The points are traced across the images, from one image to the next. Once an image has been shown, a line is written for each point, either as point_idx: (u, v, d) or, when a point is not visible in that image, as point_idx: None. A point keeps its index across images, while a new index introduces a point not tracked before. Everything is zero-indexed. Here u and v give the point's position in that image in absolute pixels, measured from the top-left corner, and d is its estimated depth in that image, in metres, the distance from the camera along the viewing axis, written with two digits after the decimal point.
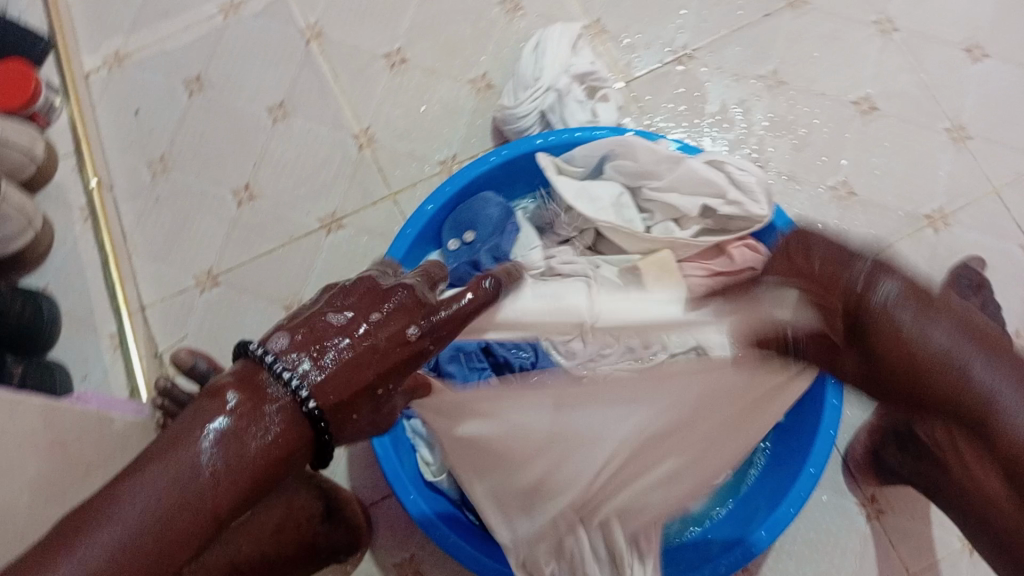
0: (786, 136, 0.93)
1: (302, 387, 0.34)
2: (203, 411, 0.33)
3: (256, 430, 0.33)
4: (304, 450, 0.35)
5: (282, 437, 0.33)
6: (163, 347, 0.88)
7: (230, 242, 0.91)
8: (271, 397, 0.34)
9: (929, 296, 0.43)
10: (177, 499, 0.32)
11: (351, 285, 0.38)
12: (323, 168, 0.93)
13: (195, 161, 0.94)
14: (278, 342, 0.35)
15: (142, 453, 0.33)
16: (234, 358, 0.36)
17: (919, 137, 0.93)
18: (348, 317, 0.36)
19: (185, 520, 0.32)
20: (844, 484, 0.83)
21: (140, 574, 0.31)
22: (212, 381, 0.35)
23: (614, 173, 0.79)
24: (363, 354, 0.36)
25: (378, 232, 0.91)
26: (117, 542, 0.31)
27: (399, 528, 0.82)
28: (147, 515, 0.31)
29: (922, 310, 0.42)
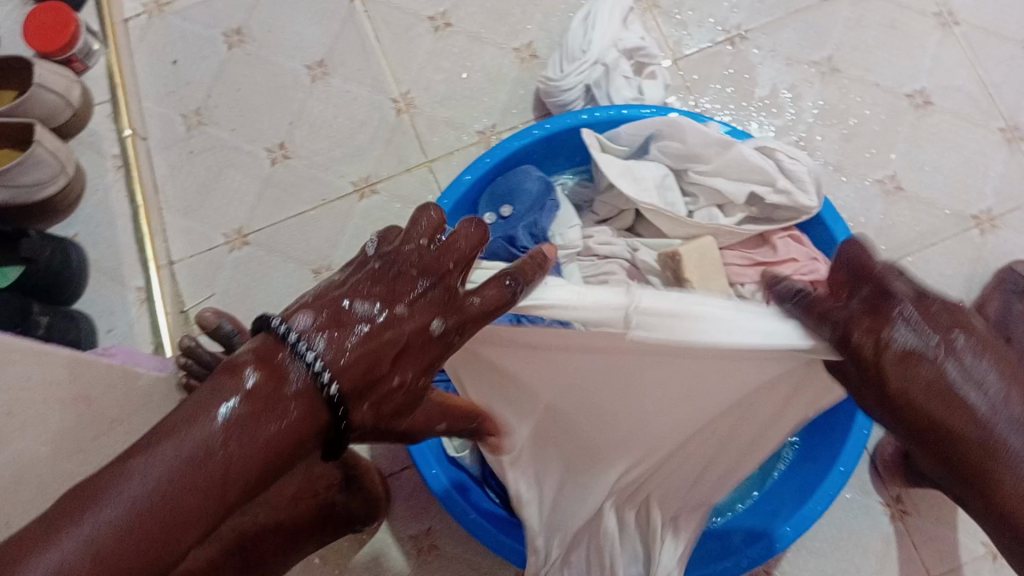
0: (836, 125, 0.90)
1: (324, 370, 0.34)
2: (222, 391, 0.33)
3: (275, 417, 0.33)
4: (320, 437, 0.35)
5: (297, 423, 0.33)
6: (190, 305, 0.87)
7: (262, 201, 0.90)
8: (291, 379, 0.33)
9: (961, 338, 0.38)
10: (186, 478, 0.31)
11: (380, 262, 0.37)
12: (359, 131, 0.92)
13: (231, 115, 0.93)
14: (302, 323, 0.34)
15: (154, 427, 0.33)
16: (254, 332, 0.36)
17: (974, 135, 0.90)
18: (373, 306, 0.36)
19: (195, 499, 0.31)
20: (870, 483, 0.81)
21: (138, 554, 0.30)
22: (231, 357, 0.35)
23: (660, 154, 0.77)
24: (377, 342, 0.36)
25: (411, 199, 0.89)
26: (121, 518, 0.30)
27: (416, 501, 0.81)
28: (154, 492, 0.31)
29: (957, 357, 0.37)
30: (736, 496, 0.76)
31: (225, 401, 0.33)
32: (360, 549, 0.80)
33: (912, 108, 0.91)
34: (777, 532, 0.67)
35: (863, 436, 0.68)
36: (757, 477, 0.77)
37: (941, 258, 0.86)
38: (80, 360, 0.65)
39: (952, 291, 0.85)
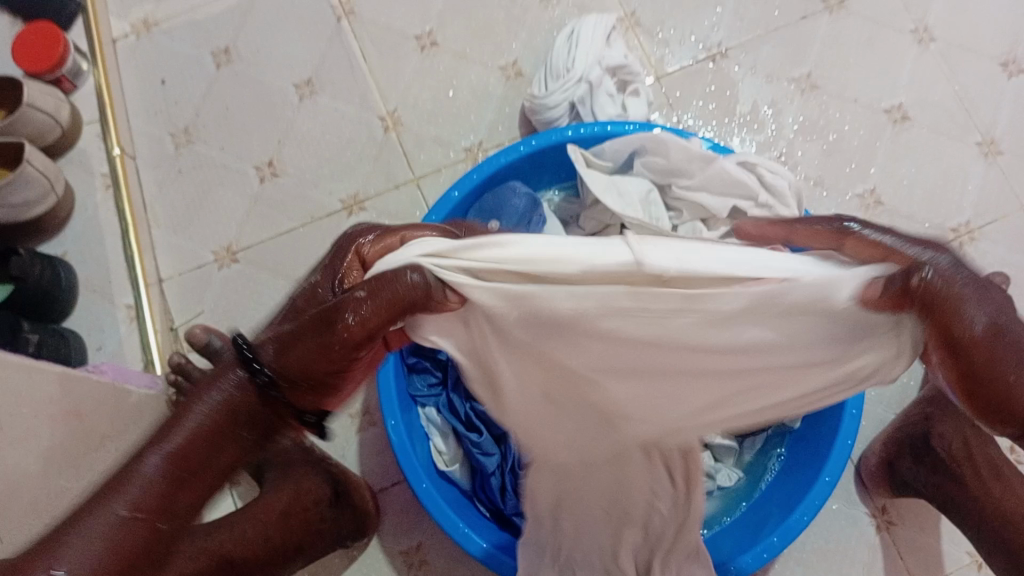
0: (816, 141, 0.92)
1: (261, 366, 0.34)
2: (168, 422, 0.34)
3: (205, 402, 0.34)
4: (272, 413, 0.35)
5: (229, 422, 0.34)
6: (179, 322, 0.87)
7: (251, 219, 0.91)
8: (221, 388, 0.34)
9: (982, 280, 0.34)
10: (137, 509, 0.33)
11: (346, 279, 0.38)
12: (346, 148, 0.93)
13: (219, 134, 0.94)
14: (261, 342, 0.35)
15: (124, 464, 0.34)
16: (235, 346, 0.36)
17: (950, 149, 0.91)
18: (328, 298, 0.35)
19: (142, 524, 0.33)
20: (855, 493, 0.82)
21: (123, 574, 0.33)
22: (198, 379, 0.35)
23: (643, 169, 0.79)
24: (337, 342, 0.33)
25: (400, 217, 0.90)
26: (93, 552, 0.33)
27: (406, 516, 0.82)
28: (110, 532, 0.33)
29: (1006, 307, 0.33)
30: (723, 507, 0.78)
31: (160, 437, 0.33)
32: (351, 565, 0.81)
33: (891, 123, 0.92)
34: (764, 543, 0.68)
35: (846, 447, 0.69)
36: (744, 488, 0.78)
37: None
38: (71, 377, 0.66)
39: None
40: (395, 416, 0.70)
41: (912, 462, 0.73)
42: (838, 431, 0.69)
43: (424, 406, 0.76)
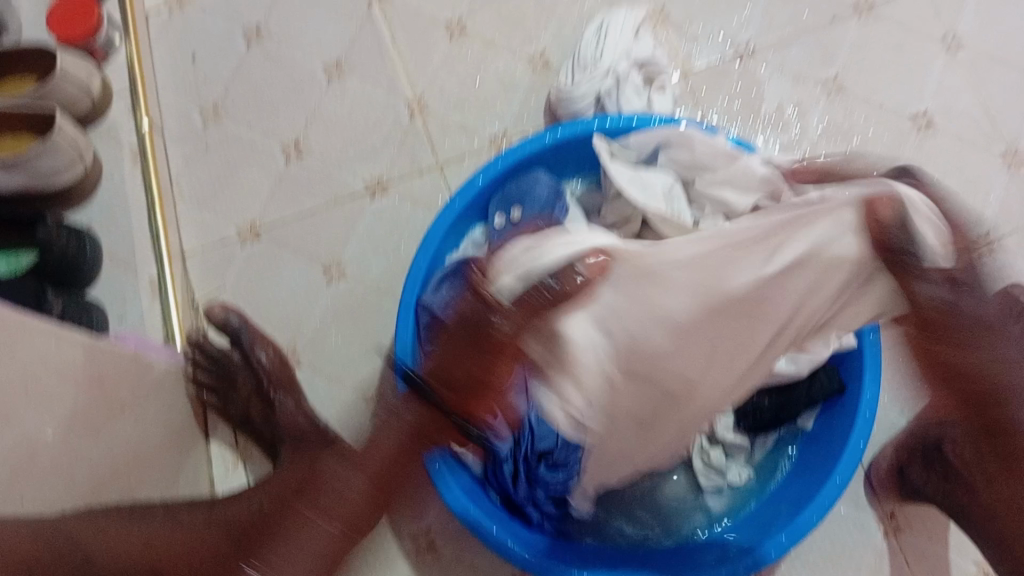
0: (840, 144, 0.92)
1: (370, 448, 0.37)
2: None
3: None
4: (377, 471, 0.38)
5: None
6: (201, 297, 0.89)
7: (275, 196, 0.91)
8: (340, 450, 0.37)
9: None
10: None
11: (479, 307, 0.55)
12: (372, 132, 0.93)
13: (247, 111, 0.95)
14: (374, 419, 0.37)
15: None
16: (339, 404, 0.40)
17: (974, 158, 0.91)
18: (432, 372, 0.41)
19: None
20: (865, 498, 0.82)
21: None
22: None
23: (668, 164, 0.80)
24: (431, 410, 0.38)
25: (423, 201, 0.91)
26: None
27: (416, 500, 0.82)
28: None
29: None
30: (732, 504, 0.78)
31: None
32: (362, 545, 0.82)
33: (914, 131, 0.92)
34: (773, 539, 0.68)
35: (857, 452, 0.70)
36: (754, 486, 0.79)
37: None
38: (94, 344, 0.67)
39: None
40: None
41: (924, 466, 0.74)
42: (851, 434, 0.71)
43: None
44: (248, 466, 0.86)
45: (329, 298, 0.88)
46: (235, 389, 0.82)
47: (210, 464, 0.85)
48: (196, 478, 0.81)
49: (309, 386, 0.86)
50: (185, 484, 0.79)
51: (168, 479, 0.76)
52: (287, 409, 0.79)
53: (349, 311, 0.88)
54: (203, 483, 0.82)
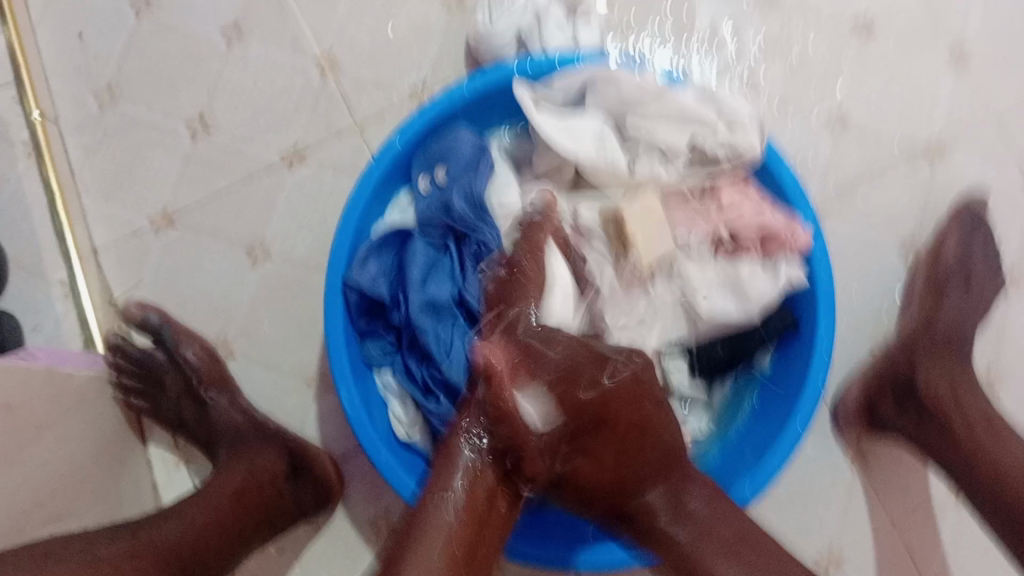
0: (780, 61, 0.86)
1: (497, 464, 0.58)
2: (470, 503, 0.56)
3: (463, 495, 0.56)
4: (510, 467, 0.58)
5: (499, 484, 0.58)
6: (118, 295, 0.83)
7: (186, 178, 0.85)
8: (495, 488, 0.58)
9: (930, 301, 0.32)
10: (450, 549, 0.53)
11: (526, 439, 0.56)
12: (282, 97, 0.86)
13: (143, 89, 0.86)
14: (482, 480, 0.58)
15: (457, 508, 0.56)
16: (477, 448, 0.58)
17: (922, 60, 0.85)
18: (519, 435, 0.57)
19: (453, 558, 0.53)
20: (829, 429, 0.79)
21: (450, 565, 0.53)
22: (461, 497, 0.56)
23: (598, 105, 0.73)
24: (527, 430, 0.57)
25: (345, 167, 0.85)
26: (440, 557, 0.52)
27: (371, 481, 0.79)
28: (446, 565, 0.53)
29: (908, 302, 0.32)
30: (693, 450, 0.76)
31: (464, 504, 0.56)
32: (319, 537, 0.79)
33: (861, 36, 0.86)
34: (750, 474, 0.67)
35: (817, 386, 0.67)
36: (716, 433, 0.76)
37: (892, 192, 0.83)
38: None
39: (904, 225, 0.82)
40: (349, 385, 0.67)
41: (896, 403, 0.75)
42: (810, 371, 0.68)
43: (380, 369, 0.73)
44: (191, 466, 0.81)
45: (256, 283, 0.83)
46: (165, 390, 0.77)
47: (150, 470, 0.79)
48: (140, 491, 0.77)
49: (247, 378, 0.82)
50: (128, 501, 0.74)
51: (108, 503, 0.71)
52: (221, 408, 0.75)
53: (278, 294, 0.82)
54: (147, 497, 0.77)
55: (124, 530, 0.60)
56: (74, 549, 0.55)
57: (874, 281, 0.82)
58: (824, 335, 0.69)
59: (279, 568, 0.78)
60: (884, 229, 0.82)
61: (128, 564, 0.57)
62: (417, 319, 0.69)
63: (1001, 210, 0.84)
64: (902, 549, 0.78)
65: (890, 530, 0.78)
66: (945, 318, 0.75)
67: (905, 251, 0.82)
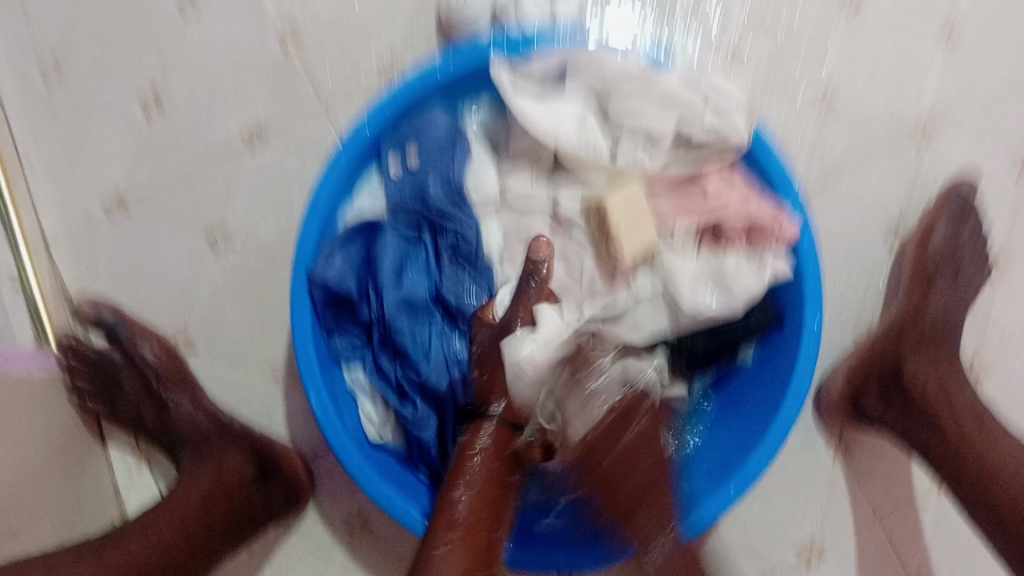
0: (767, 38, 0.80)
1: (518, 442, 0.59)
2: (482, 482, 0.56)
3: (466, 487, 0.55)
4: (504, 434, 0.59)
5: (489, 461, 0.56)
6: (72, 288, 0.79)
7: (140, 164, 0.80)
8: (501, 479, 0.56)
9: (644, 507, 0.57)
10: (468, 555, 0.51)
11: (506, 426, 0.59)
12: (243, 74, 0.79)
13: (92, 65, 0.79)
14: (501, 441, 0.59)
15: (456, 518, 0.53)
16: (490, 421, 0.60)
17: (919, 36, 0.79)
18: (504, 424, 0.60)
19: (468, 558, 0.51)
20: (811, 423, 0.78)
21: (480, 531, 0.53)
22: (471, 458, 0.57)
23: (578, 90, 0.70)
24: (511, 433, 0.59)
25: (310, 151, 0.80)
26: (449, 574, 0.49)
27: (343, 484, 0.76)
28: None
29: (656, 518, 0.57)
30: None
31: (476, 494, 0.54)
32: (292, 534, 0.76)
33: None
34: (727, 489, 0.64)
35: (773, 441, 0.65)
36: None
37: (879, 178, 0.80)
38: None
39: (891, 210, 0.80)
40: (317, 384, 0.64)
41: (881, 399, 0.74)
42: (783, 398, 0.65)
43: (349, 367, 0.69)
44: (154, 468, 0.77)
45: (217, 275, 0.79)
46: (123, 391, 0.74)
47: (111, 474, 0.76)
48: (103, 498, 0.74)
49: (208, 373, 0.78)
50: (88, 514, 0.71)
51: (66, 513, 0.68)
52: (183, 412, 0.71)
53: (244, 285, 0.78)
54: (109, 502, 0.75)
55: (87, 548, 0.57)
56: (37, 574, 0.53)
57: (854, 270, 0.81)
58: (815, 325, 0.66)
59: (251, 569, 0.77)
60: (862, 219, 0.80)
61: None
62: (392, 320, 0.65)
63: (990, 197, 0.81)
64: (885, 543, 0.78)
65: (868, 514, 0.78)
66: (931, 311, 0.74)
67: (889, 239, 0.80)
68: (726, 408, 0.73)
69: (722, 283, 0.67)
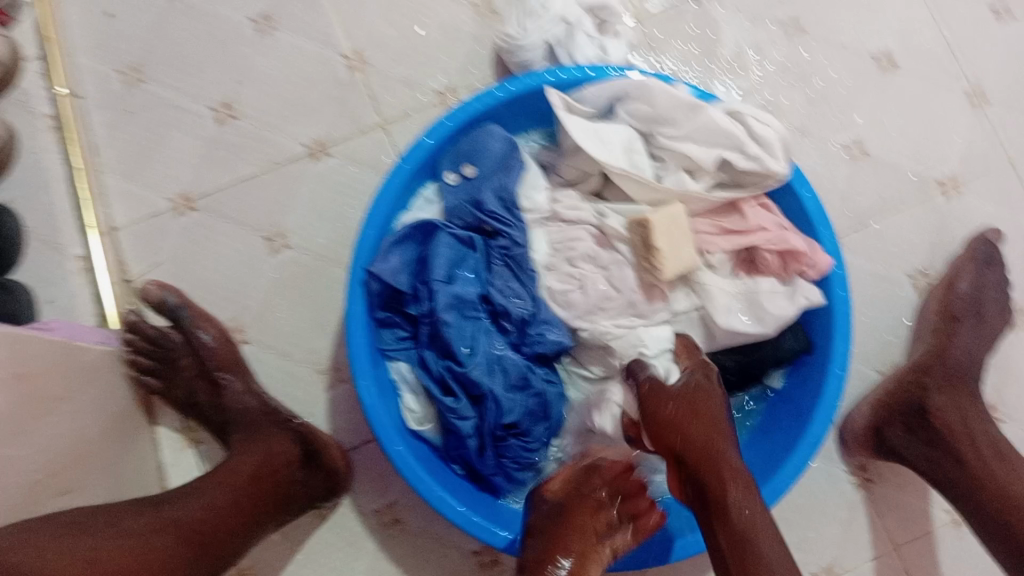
0: (800, 88, 0.85)
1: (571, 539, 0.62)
2: None
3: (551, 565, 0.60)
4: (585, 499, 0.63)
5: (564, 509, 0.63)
6: (135, 273, 0.82)
7: (208, 163, 0.84)
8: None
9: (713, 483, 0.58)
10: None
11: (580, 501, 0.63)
12: (313, 92, 0.85)
13: (171, 71, 0.85)
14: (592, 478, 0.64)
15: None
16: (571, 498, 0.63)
17: (942, 99, 0.86)
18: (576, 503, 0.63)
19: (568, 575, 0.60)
20: (835, 452, 0.81)
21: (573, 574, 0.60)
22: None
23: (628, 117, 0.74)
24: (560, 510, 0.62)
25: (368, 163, 0.85)
26: None
27: (381, 474, 0.80)
28: None
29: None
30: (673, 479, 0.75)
31: None
32: (325, 526, 0.78)
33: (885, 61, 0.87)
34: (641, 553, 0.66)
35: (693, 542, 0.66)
36: None
37: (904, 224, 0.84)
38: (20, 340, 0.58)
39: (914, 257, 0.83)
40: (367, 375, 0.66)
41: (903, 429, 0.75)
42: (810, 422, 0.67)
43: (395, 360, 0.73)
44: (199, 449, 0.80)
45: (272, 271, 0.83)
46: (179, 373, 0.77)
47: (156, 450, 0.79)
48: (146, 475, 0.76)
49: (258, 362, 0.81)
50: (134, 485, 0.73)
51: (116, 479, 0.70)
52: (235, 391, 0.74)
53: (296, 286, 0.83)
54: (153, 477, 0.77)
55: (148, 503, 0.61)
56: (101, 520, 0.57)
57: (885, 308, 0.83)
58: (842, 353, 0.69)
59: (281, 556, 0.78)
60: (892, 258, 0.83)
61: (157, 538, 0.58)
62: (443, 315, 0.69)
63: (1015, 248, 0.85)
64: (903, 574, 0.79)
65: (889, 549, 0.79)
66: (956, 351, 0.76)
67: (916, 282, 0.83)
68: (756, 433, 0.76)
69: (751, 289, 0.71)
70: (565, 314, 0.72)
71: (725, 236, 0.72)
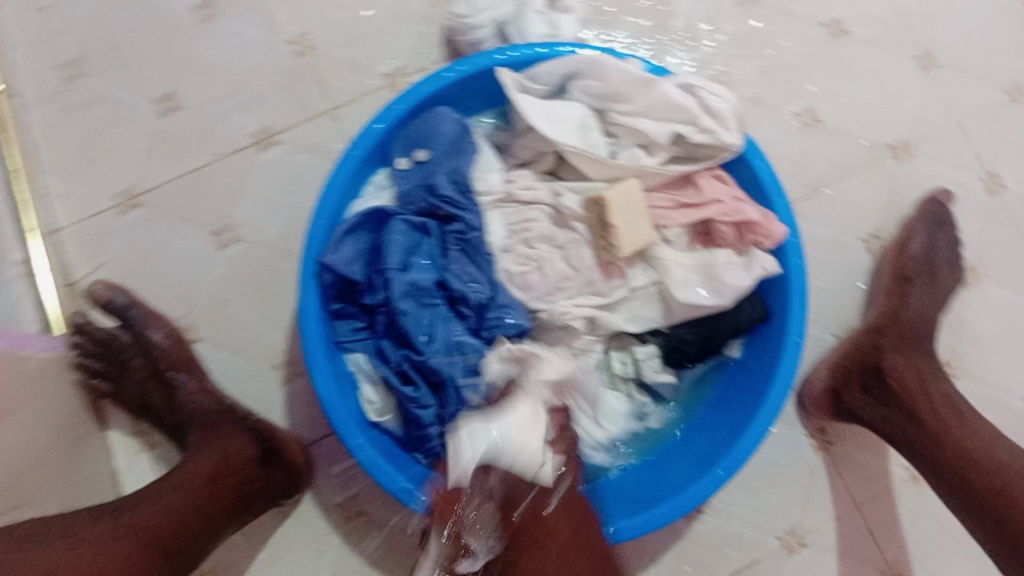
0: (752, 58, 0.85)
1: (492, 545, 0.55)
2: None
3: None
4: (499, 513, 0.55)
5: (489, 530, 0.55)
6: (79, 275, 0.79)
7: (153, 158, 0.81)
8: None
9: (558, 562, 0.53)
10: None
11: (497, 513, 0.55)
12: (258, 80, 0.83)
13: (112, 65, 0.82)
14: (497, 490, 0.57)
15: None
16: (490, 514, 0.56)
17: (893, 65, 0.87)
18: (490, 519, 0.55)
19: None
20: (795, 415, 0.82)
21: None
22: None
23: (580, 94, 0.73)
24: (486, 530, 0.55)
25: (317, 151, 0.83)
26: None
27: (342, 467, 0.79)
28: None
29: None
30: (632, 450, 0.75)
31: None
32: (287, 522, 0.77)
33: (836, 28, 0.87)
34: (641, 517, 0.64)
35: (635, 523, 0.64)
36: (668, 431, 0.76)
37: (857, 190, 0.84)
38: None
39: (868, 221, 0.84)
40: (323, 371, 0.65)
41: (860, 389, 0.76)
42: (767, 393, 0.67)
43: (352, 351, 0.72)
44: (153, 452, 0.78)
45: (223, 266, 0.81)
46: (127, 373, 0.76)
47: (108, 456, 0.77)
48: (98, 483, 0.74)
49: (212, 360, 0.79)
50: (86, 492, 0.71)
51: (67, 489, 0.68)
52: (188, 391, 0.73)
53: (248, 279, 0.81)
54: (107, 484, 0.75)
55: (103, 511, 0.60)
56: (56, 529, 0.55)
57: (843, 273, 0.83)
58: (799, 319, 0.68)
59: (241, 555, 0.77)
60: (847, 224, 0.84)
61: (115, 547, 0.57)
62: (399, 303, 0.67)
63: (967, 208, 0.85)
64: (867, 535, 0.80)
65: (851, 511, 0.80)
66: (910, 312, 0.77)
67: (871, 246, 0.84)
68: (713, 404, 0.76)
69: (710, 264, 0.71)
70: (523, 295, 0.71)
71: (684, 212, 0.71)
